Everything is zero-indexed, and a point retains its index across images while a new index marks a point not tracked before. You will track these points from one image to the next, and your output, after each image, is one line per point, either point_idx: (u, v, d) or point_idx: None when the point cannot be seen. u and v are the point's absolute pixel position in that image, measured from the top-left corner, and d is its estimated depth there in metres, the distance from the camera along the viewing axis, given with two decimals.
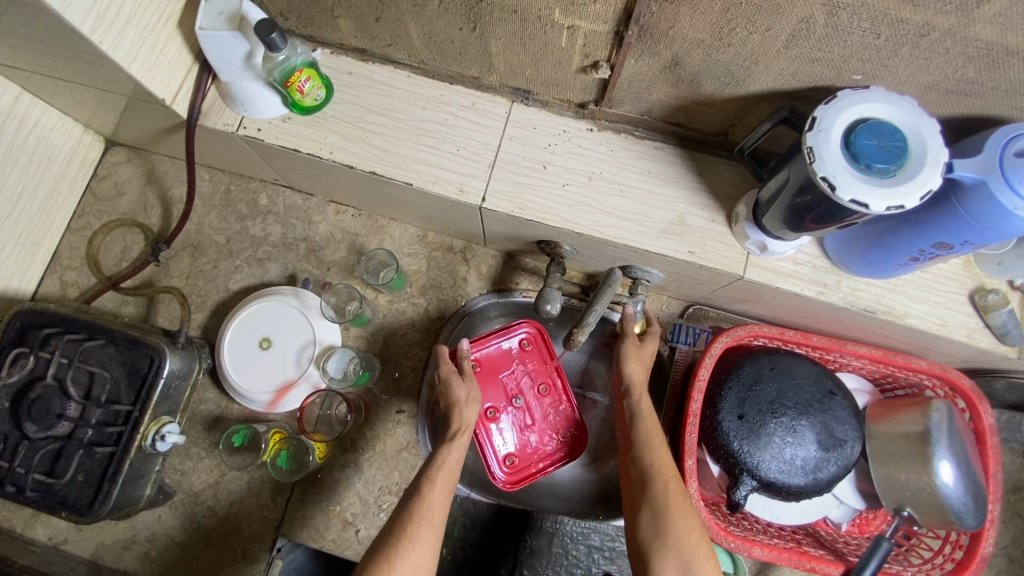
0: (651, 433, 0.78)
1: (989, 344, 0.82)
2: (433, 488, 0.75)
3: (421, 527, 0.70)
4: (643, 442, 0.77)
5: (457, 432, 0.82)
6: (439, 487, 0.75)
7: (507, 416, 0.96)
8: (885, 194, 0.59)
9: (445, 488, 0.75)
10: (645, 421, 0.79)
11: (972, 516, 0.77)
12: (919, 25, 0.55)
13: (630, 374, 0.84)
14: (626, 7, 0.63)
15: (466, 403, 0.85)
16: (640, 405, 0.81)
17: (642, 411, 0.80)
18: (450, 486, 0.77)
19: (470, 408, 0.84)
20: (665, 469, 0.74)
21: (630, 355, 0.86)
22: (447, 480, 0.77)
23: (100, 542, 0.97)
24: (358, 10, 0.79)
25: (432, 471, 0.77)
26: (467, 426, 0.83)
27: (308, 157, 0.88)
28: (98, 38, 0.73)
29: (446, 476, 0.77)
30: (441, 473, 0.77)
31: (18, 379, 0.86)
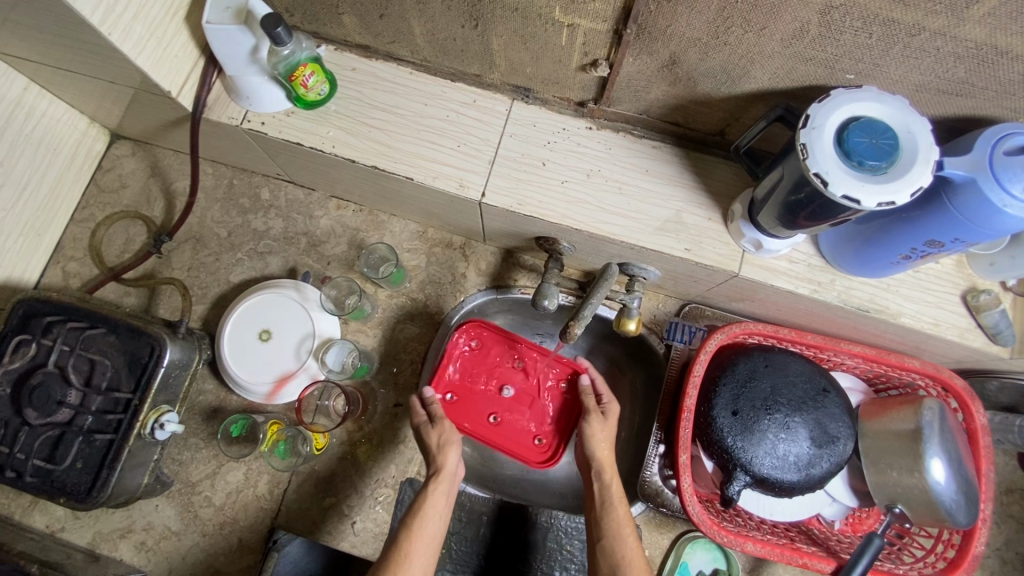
0: (621, 520, 0.80)
1: (981, 344, 0.83)
2: (410, 545, 0.75)
3: None
4: (608, 540, 0.79)
5: (434, 481, 0.81)
6: (416, 541, 0.76)
7: (507, 412, 0.99)
8: (876, 190, 0.60)
9: (427, 542, 0.76)
10: (616, 509, 0.80)
11: (963, 514, 0.78)
12: (910, 26, 0.56)
13: (598, 452, 0.85)
14: (624, 6, 0.65)
15: (440, 450, 0.84)
16: (611, 489, 0.83)
17: (609, 499, 0.82)
18: (432, 536, 0.78)
19: (449, 452, 0.83)
20: (631, 559, 0.76)
21: (598, 433, 0.87)
22: (428, 531, 0.77)
23: (98, 530, 0.97)
24: (362, 7, 0.80)
25: (410, 522, 0.78)
26: (444, 470, 0.82)
27: (311, 151, 0.89)
28: (107, 30, 0.74)
29: (425, 523, 0.78)
30: (420, 525, 0.77)
31: (21, 366, 0.87)
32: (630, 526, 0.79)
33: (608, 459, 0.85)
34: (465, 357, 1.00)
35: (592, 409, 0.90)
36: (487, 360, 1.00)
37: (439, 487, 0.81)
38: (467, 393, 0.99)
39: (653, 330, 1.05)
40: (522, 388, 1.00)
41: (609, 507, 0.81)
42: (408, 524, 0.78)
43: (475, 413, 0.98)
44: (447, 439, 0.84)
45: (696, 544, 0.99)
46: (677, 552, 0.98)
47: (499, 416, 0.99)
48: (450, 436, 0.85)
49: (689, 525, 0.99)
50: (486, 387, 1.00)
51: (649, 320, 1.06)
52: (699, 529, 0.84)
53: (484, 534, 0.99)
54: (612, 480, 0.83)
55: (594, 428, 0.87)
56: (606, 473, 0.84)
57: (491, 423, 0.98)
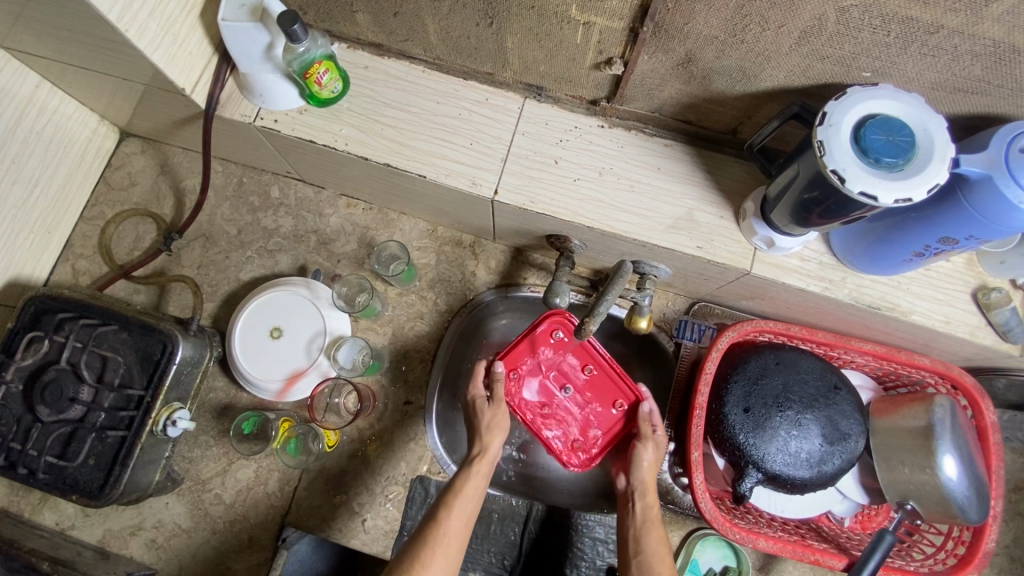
0: (657, 540, 0.80)
1: (991, 342, 0.84)
2: (448, 520, 0.76)
3: (435, 550, 0.72)
4: (643, 557, 0.78)
5: (475, 462, 0.82)
6: (455, 517, 0.76)
7: (560, 407, 0.90)
8: (893, 187, 0.60)
9: (464, 519, 0.77)
10: (654, 529, 0.80)
11: (975, 510, 0.78)
12: (928, 24, 0.57)
13: (643, 469, 0.85)
14: (641, 3, 0.65)
15: (486, 432, 0.84)
16: (651, 510, 0.83)
17: (647, 521, 0.82)
18: (468, 512, 0.78)
19: (494, 438, 0.84)
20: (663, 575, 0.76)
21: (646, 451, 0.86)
22: (466, 509, 0.78)
23: (107, 528, 0.97)
24: (377, 5, 0.81)
25: (450, 499, 0.78)
26: (487, 454, 0.83)
27: (324, 148, 0.89)
28: (123, 26, 0.74)
29: (464, 504, 0.78)
30: (459, 502, 0.78)
31: (32, 362, 0.87)
32: (666, 546, 0.80)
33: (651, 482, 0.85)
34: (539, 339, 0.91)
35: (647, 436, 0.86)
36: (554, 349, 0.90)
37: (480, 468, 0.82)
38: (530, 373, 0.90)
39: (662, 329, 1.05)
40: (583, 392, 0.90)
41: (647, 525, 0.81)
42: (447, 500, 0.78)
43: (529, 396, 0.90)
44: (494, 424, 0.85)
45: (706, 541, 0.99)
46: (687, 549, 0.98)
47: (553, 407, 0.90)
48: (499, 419, 0.85)
49: (700, 522, 0.99)
50: (550, 375, 0.91)
51: (658, 318, 1.06)
52: (711, 526, 0.85)
53: (494, 532, 0.99)
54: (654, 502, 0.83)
55: (646, 453, 0.85)
56: (649, 493, 0.84)
57: (540, 411, 0.89)
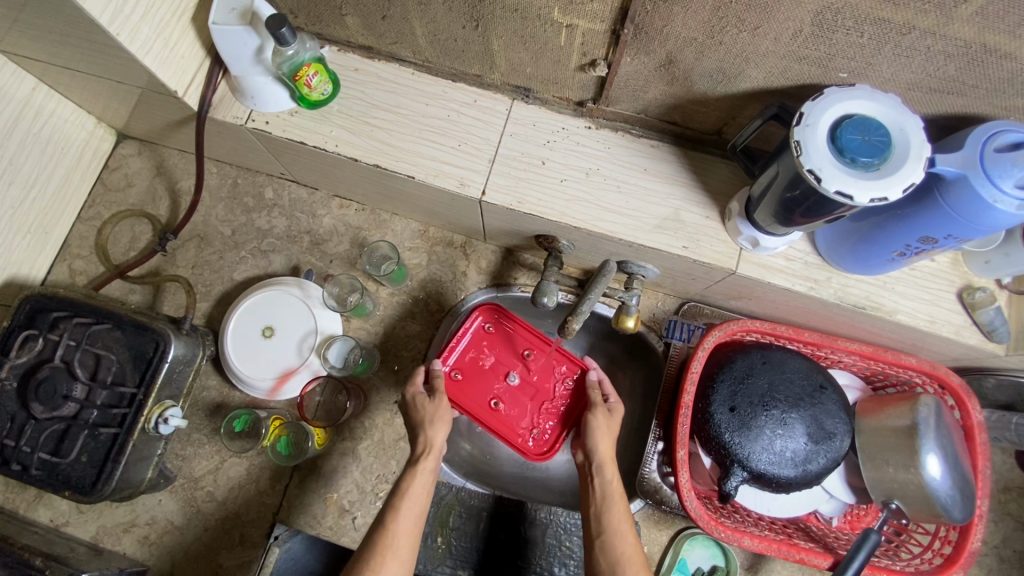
0: (620, 517, 0.80)
1: (976, 341, 0.84)
2: (395, 523, 0.77)
3: (386, 558, 0.74)
4: (606, 535, 0.79)
5: (420, 459, 0.83)
6: (402, 521, 0.77)
7: (508, 401, 0.99)
8: (868, 186, 0.61)
9: (411, 517, 0.78)
10: (615, 504, 0.81)
11: (959, 509, 0.78)
12: (901, 25, 0.57)
13: (600, 448, 0.85)
14: (621, 6, 0.66)
15: (427, 425, 0.85)
16: (611, 485, 0.83)
17: (608, 495, 0.82)
18: (417, 512, 0.79)
19: (436, 428, 0.85)
20: (626, 553, 0.77)
21: (602, 430, 0.87)
22: (412, 508, 0.79)
23: (101, 525, 0.98)
24: (365, 8, 0.82)
25: (395, 502, 0.79)
26: (432, 447, 0.83)
27: (314, 149, 0.91)
28: (115, 30, 0.76)
29: (410, 502, 0.79)
30: (404, 503, 0.79)
31: (27, 360, 0.88)
32: (629, 520, 0.80)
33: (608, 455, 0.85)
34: (478, 340, 1.01)
35: (597, 403, 0.91)
36: (497, 343, 1.00)
37: (425, 465, 0.82)
38: (475, 374, 0.99)
39: (652, 329, 1.05)
40: (527, 378, 1.00)
41: (608, 502, 0.82)
42: (393, 504, 0.79)
43: (477, 397, 0.98)
44: (433, 416, 0.85)
45: (695, 540, 0.99)
46: (675, 548, 0.98)
47: (502, 403, 0.99)
48: (438, 412, 0.86)
49: (688, 521, 0.99)
50: (494, 373, 1.00)
51: (648, 318, 1.07)
52: (697, 525, 0.85)
53: (483, 530, 0.99)
54: (612, 476, 0.83)
55: (597, 421, 0.88)
56: (606, 468, 0.84)
57: (492, 408, 0.98)
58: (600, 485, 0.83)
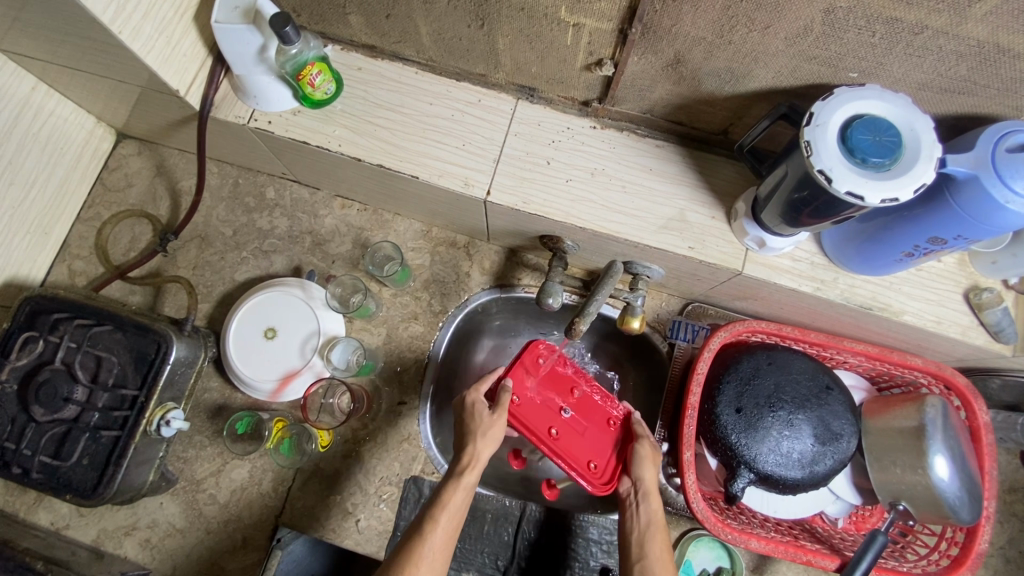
0: (661, 551, 0.76)
1: (984, 342, 0.83)
2: (433, 534, 0.72)
3: (420, 571, 0.69)
4: (646, 564, 0.74)
5: (461, 471, 0.77)
6: (438, 532, 0.72)
7: (567, 432, 0.87)
8: (880, 187, 0.60)
9: (448, 532, 0.73)
10: (657, 536, 0.77)
11: (966, 511, 0.78)
12: (913, 24, 0.57)
13: (646, 477, 0.80)
14: (630, 4, 0.65)
15: (478, 438, 0.79)
16: (655, 516, 0.79)
17: (650, 526, 0.78)
18: (454, 526, 0.74)
19: (483, 444, 0.79)
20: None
21: (648, 457, 0.82)
22: (450, 522, 0.73)
23: (102, 528, 0.98)
24: (369, 7, 0.81)
25: (433, 512, 0.74)
26: (478, 462, 0.77)
27: (317, 149, 0.90)
28: (117, 29, 0.75)
29: (449, 515, 0.74)
30: (444, 515, 0.73)
31: (27, 362, 0.87)
32: (670, 552, 0.76)
33: (654, 484, 0.81)
34: (532, 362, 0.89)
35: (643, 435, 0.84)
36: (552, 366, 0.90)
37: (466, 478, 0.76)
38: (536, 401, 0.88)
39: (656, 329, 1.05)
40: (582, 406, 0.89)
41: (650, 531, 0.77)
42: (430, 514, 0.74)
43: (536, 422, 0.87)
44: (485, 430, 0.80)
45: (700, 542, 0.99)
46: (681, 550, 0.98)
47: (562, 429, 0.86)
48: (489, 426, 0.81)
49: (693, 523, 0.99)
50: (549, 398, 0.88)
51: (652, 318, 1.06)
52: (703, 526, 0.85)
53: (488, 532, 0.99)
54: (658, 506, 0.79)
55: (645, 449, 0.83)
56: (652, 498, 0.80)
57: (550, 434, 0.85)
58: (644, 514, 0.79)
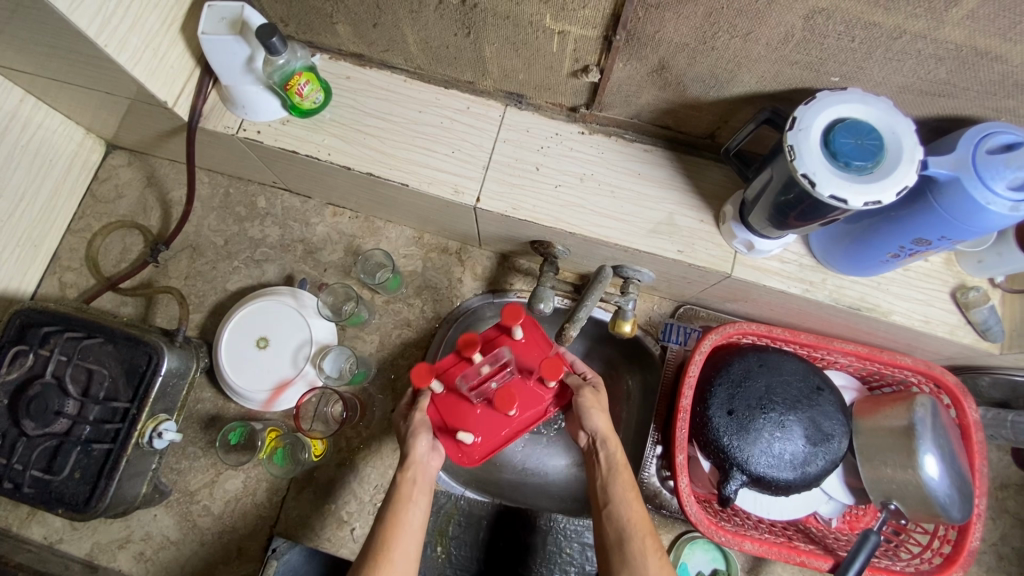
0: (618, 470, 0.78)
1: (971, 340, 0.84)
2: (388, 531, 0.69)
3: (380, 561, 0.66)
4: (614, 507, 0.75)
5: (402, 471, 0.75)
6: (394, 530, 0.69)
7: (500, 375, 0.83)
8: (862, 190, 0.61)
9: (408, 529, 0.70)
10: (621, 474, 0.77)
11: (958, 509, 0.79)
12: (891, 29, 0.58)
13: (596, 424, 0.80)
14: (613, 12, 0.66)
15: (411, 439, 0.77)
16: (616, 458, 0.79)
17: (613, 470, 0.78)
18: (410, 524, 0.70)
19: (417, 440, 0.77)
20: (637, 526, 0.73)
21: (593, 405, 0.81)
22: (408, 519, 0.71)
23: (95, 541, 0.97)
24: (356, 16, 0.82)
25: (386, 511, 0.71)
26: (413, 459, 0.76)
27: (307, 159, 0.90)
28: (103, 42, 0.75)
29: (402, 509, 0.71)
30: (398, 513, 0.71)
31: (18, 376, 0.87)
32: (635, 491, 0.77)
33: (609, 428, 0.80)
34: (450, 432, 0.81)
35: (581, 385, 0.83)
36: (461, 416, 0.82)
37: (408, 475, 0.75)
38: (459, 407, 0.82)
39: (648, 332, 1.06)
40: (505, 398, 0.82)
41: (614, 475, 0.78)
42: (382, 516, 0.71)
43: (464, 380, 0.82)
44: (415, 428, 0.78)
45: (695, 544, 0.99)
46: (676, 553, 0.99)
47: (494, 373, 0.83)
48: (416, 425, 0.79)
49: (688, 525, 0.99)
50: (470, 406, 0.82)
51: (644, 322, 1.07)
52: (697, 529, 0.85)
53: (483, 539, 0.99)
54: (617, 449, 0.79)
55: (590, 398, 0.81)
56: (610, 442, 0.80)
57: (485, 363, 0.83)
58: (603, 459, 0.79)
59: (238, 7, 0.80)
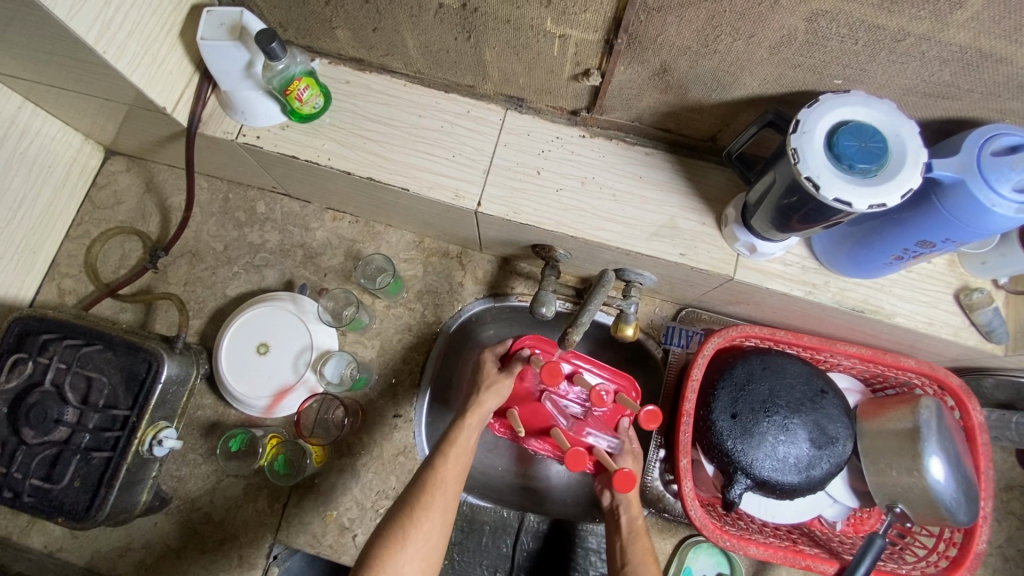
0: (638, 536, 0.81)
1: (975, 342, 0.84)
2: (444, 465, 0.75)
3: (434, 495, 0.72)
4: (631, 565, 0.77)
5: (468, 416, 0.80)
6: (450, 467, 0.75)
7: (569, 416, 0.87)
8: (866, 193, 0.61)
9: (459, 469, 0.76)
10: (640, 538, 0.80)
11: (964, 512, 0.78)
12: (895, 31, 0.57)
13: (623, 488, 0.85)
14: (615, 15, 0.66)
15: (486, 391, 0.83)
16: (637, 522, 0.82)
17: (632, 532, 0.81)
18: (463, 464, 0.77)
19: (490, 393, 0.83)
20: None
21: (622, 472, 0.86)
22: (460, 461, 0.77)
23: (95, 549, 0.96)
24: (356, 20, 0.81)
25: (445, 449, 0.77)
26: (481, 409, 0.81)
27: (307, 164, 0.90)
28: (102, 48, 0.75)
29: (459, 452, 0.77)
30: (453, 454, 0.77)
31: (16, 385, 0.86)
32: (653, 556, 0.79)
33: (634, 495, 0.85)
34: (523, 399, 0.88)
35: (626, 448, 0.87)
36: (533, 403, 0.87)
37: (472, 422, 0.80)
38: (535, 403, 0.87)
39: (650, 335, 1.05)
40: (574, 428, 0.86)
41: (632, 538, 0.81)
42: (440, 453, 0.77)
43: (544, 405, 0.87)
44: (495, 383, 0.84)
45: (700, 548, 0.99)
46: (680, 557, 0.98)
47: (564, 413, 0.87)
48: (500, 381, 0.84)
49: (692, 529, 0.99)
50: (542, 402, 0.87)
51: (646, 325, 1.06)
52: (701, 534, 0.84)
53: (486, 544, 0.98)
54: (639, 514, 0.83)
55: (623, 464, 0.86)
56: (632, 507, 0.84)
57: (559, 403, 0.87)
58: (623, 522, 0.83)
59: (237, 12, 0.80)
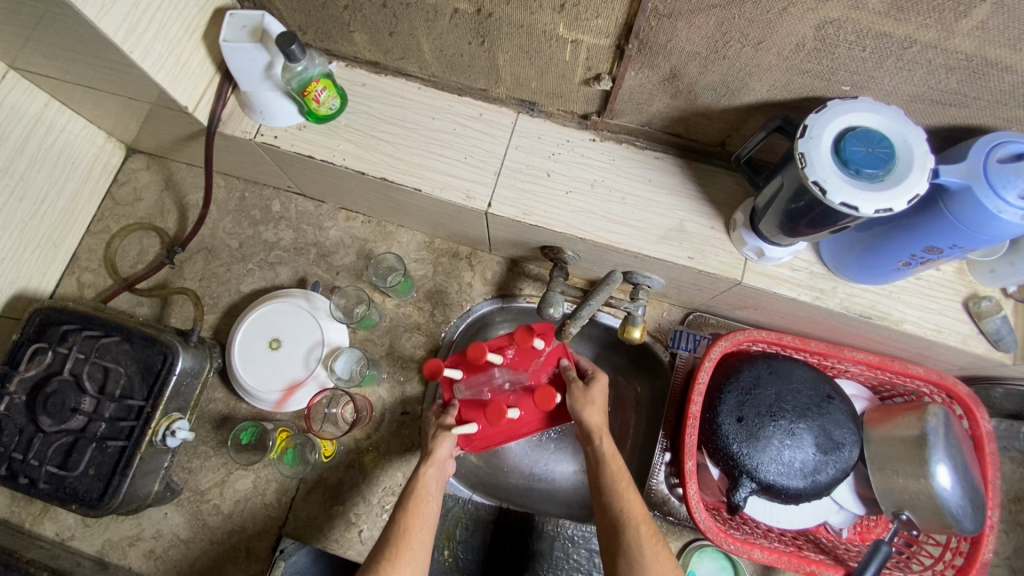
0: (618, 472, 0.77)
1: (984, 350, 0.84)
2: (406, 519, 0.73)
3: (399, 547, 0.69)
4: (607, 493, 0.76)
5: (424, 467, 0.79)
6: (414, 518, 0.73)
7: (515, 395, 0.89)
8: (873, 198, 0.61)
9: (425, 517, 0.74)
10: (610, 463, 0.78)
11: (970, 520, 0.78)
12: (902, 39, 0.58)
13: (587, 420, 0.82)
14: (626, 21, 0.67)
15: (439, 439, 0.84)
16: (607, 448, 0.80)
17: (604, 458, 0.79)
18: (429, 513, 0.75)
19: (442, 441, 0.83)
20: (636, 515, 0.73)
21: (580, 403, 0.84)
22: (425, 508, 0.75)
23: (107, 538, 0.98)
24: (372, 24, 0.83)
25: (406, 502, 0.75)
26: (435, 458, 0.81)
27: (322, 163, 0.91)
28: (129, 48, 0.77)
29: (420, 501, 0.75)
30: (416, 505, 0.75)
31: (36, 373, 0.88)
32: (628, 475, 0.77)
33: (601, 421, 0.83)
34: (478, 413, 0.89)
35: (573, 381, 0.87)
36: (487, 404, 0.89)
37: (430, 470, 0.80)
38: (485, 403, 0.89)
39: (657, 339, 1.06)
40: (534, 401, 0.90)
41: (605, 464, 0.78)
42: (402, 504, 0.75)
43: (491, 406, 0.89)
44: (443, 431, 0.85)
45: (704, 552, 0.99)
46: (685, 560, 0.98)
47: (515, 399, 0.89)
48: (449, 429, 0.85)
49: (696, 533, 0.99)
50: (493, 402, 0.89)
51: (653, 328, 1.07)
52: (706, 537, 0.84)
53: (490, 543, 0.99)
54: (607, 441, 0.80)
55: (580, 396, 0.85)
56: (600, 435, 0.81)
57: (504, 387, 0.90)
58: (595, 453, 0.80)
59: (259, 15, 0.82)
